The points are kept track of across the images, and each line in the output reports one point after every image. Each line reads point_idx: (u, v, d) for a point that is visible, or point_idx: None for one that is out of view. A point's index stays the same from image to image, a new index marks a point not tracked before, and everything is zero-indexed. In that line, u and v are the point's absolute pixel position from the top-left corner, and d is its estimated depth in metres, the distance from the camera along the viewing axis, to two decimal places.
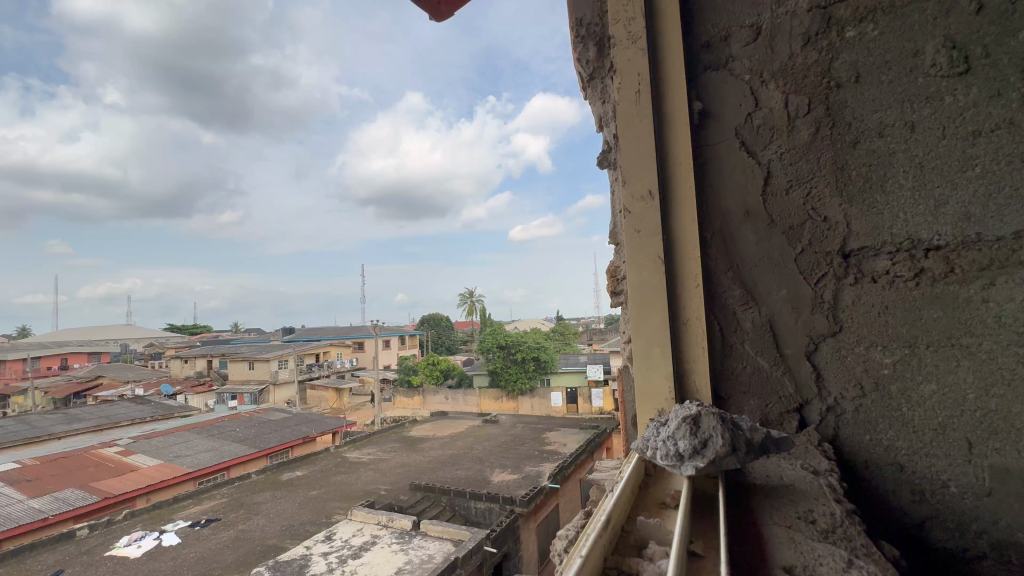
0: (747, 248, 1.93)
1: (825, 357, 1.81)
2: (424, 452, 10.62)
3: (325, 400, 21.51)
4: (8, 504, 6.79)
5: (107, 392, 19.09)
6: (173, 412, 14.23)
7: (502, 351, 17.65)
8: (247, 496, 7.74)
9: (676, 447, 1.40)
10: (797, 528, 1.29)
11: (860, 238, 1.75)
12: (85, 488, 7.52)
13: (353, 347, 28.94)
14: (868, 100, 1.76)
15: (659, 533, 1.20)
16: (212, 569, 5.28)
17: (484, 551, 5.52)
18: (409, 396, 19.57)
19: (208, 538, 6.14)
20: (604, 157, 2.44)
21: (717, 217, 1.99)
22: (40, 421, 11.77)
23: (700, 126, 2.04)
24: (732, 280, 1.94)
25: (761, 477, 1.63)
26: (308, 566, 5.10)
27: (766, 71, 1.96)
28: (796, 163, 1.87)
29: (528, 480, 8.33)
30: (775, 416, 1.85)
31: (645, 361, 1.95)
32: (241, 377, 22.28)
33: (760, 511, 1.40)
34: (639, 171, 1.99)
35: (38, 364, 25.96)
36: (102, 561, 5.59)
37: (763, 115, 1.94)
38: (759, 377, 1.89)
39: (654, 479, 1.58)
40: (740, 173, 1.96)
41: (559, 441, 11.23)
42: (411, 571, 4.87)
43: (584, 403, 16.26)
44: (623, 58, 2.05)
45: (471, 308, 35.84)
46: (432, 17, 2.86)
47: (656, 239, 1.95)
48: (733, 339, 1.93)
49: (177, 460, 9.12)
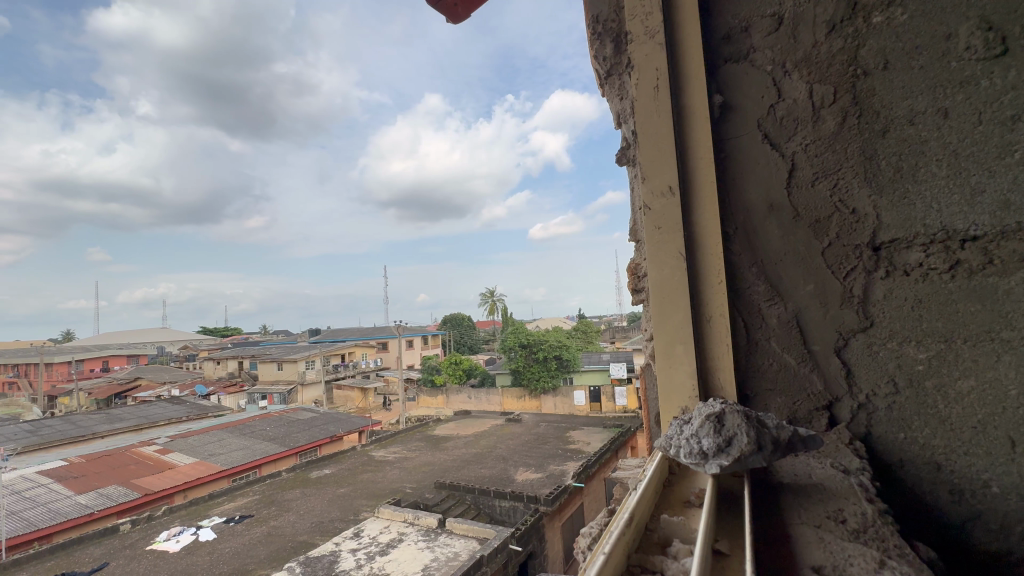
0: (771, 242, 1.89)
1: (855, 353, 1.76)
2: (447, 451, 10.69)
3: (351, 400, 21.91)
4: (57, 500, 7.14)
5: (146, 393, 19.92)
6: (207, 412, 14.73)
7: (524, 350, 17.59)
8: (278, 493, 7.97)
9: (699, 446, 1.38)
10: (825, 528, 1.27)
11: (890, 230, 1.70)
12: (127, 485, 7.87)
13: (377, 348, 29.41)
14: (896, 88, 1.71)
15: (682, 530, 1.20)
16: (246, 564, 5.44)
17: (510, 550, 5.54)
18: (432, 396, 19.76)
19: (242, 534, 6.35)
20: (623, 154, 2.43)
21: (741, 211, 1.95)
22: (85, 420, 12.36)
23: (720, 120, 2.02)
24: (756, 275, 1.91)
25: (788, 475, 1.60)
26: (337, 562, 5.22)
27: (788, 61, 1.92)
28: (821, 154, 1.82)
29: (552, 479, 8.32)
30: (804, 413, 1.82)
31: (668, 358, 1.93)
32: (270, 377, 22.93)
33: (787, 510, 1.38)
34: (659, 168, 1.97)
35: (82, 366, 27.26)
36: (144, 555, 5.83)
37: (787, 107, 1.91)
38: (786, 374, 1.85)
39: (679, 478, 1.57)
40: (763, 167, 1.93)
41: (582, 440, 11.15)
42: (437, 569, 4.93)
43: (608, 403, 16.07)
44: (640, 54, 2.03)
45: (493, 308, 35.89)
46: (449, 20, 2.88)
47: (677, 235, 1.93)
48: (758, 336, 1.90)
49: (211, 458, 9.44)
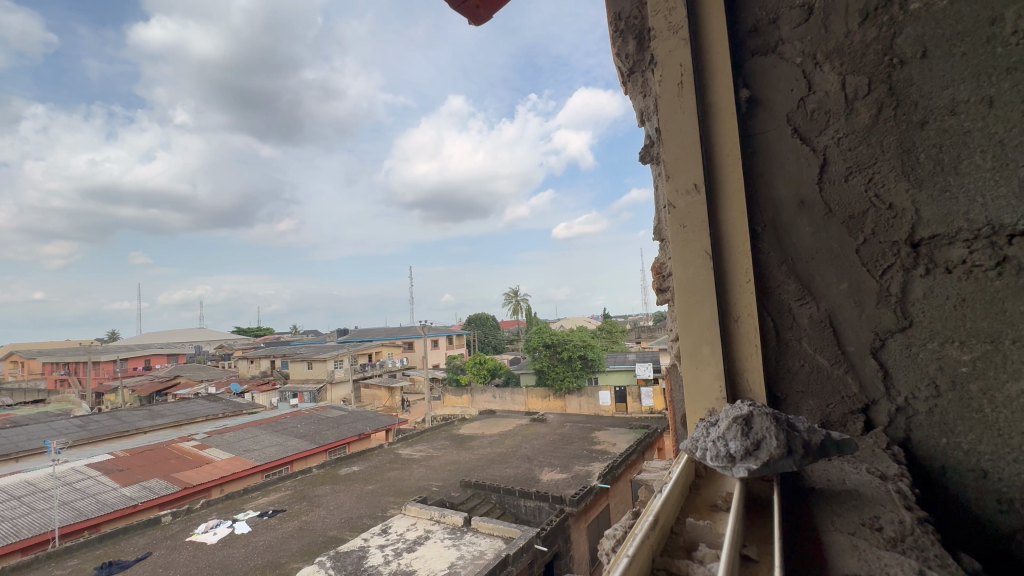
0: (802, 239, 1.84)
1: (892, 354, 1.69)
2: (472, 450, 10.75)
3: (378, 399, 22.28)
4: (104, 492, 7.52)
5: (185, 390, 20.76)
6: (242, 409, 15.24)
7: (548, 350, 17.51)
8: (308, 489, 8.18)
9: (727, 448, 1.35)
10: (861, 536, 1.23)
11: (930, 225, 1.62)
12: (168, 479, 8.22)
13: (403, 347, 29.87)
14: (936, 76, 1.63)
15: (709, 535, 1.17)
16: (279, 557, 5.60)
17: (535, 550, 5.53)
18: (457, 396, 19.93)
19: (275, 527, 6.55)
20: (646, 152, 2.40)
21: (770, 209, 1.90)
22: (129, 416, 12.97)
23: (747, 115, 1.97)
24: (786, 274, 1.85)
25: (821, 481, 1.56)
26: (365, 557, 5.32)
27: (819, 52, 1.86)
28: (855, 148, 1.76)
29: (577, 480, 8.27)
30: (838, 416, 1.76)
31: (694, 359, 1.89)
32: (301, 376, 23.56)
33: (820, 518, 1.34)
34: (683, 166, 1.94)
35: (126, 364, 28.58)
36: (184, 546, 6.08)
37: (818, 99, 1.85)
38: (819, 376, 1.79)
39: (706, 481, 1.54)
40: (793, 162, 1.88)
41: (608, 441, 11.04)
42: (463, 567, 4.98)
43: (633, 403, 15.85)
44: (664, 50, 2.01)
45: (518, 308, 35.89)
46: (471, 22, 2.89)
47: (702, 233, 1.90)
48: (788, 336, 1.84)
49: (246, 454, 9.76)
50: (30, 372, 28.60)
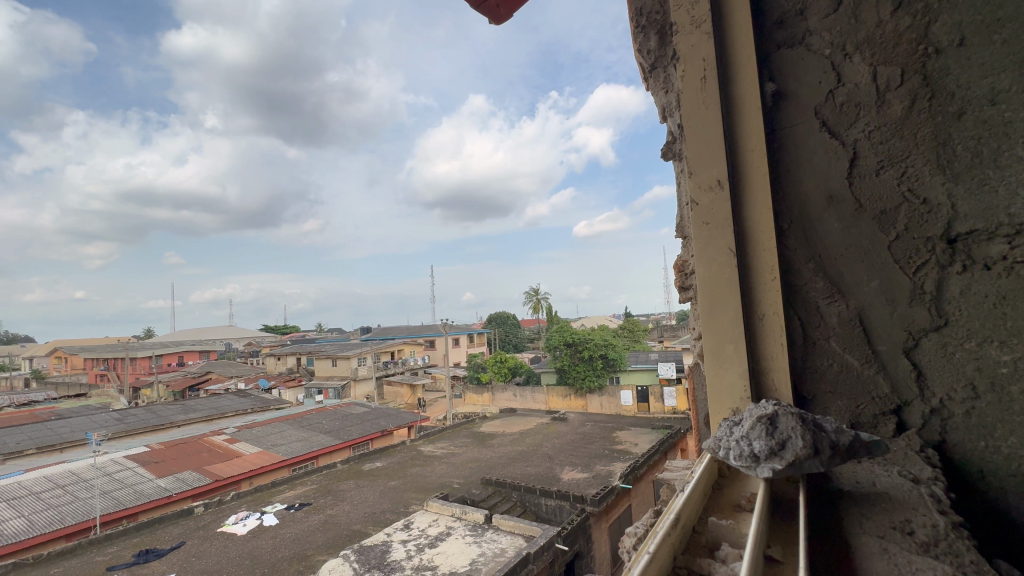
0: (831, 236, 1.79)
1: (927, 354, 1.64)
2: (493, 448, 10.82)
3: (401, 396, 22.61)
4: (141, 482, 7.86)
5: (216, 386, 21.46)
6: (270, 404, 15.66)
7: (569, 349, 17.44)
8: (333, 484, 8.38)
9: (751, 448, 1.33)
10: (891, 540, 1.20)
11: (968, 220, 1.56)
12: (200, 471, 8.53)
13: (425, 346, 30.21)
14: (974, 65, 1.57)
15: (732, 535, 1.16)
16: (305, 549, 5.75)
17: (556, 549, 5.53)
18: (478, 394, 20.06)
19: (302, 520, 6.74)
20: (668, 149, 2.38)
21: (797, 204, 1.86)
22: (164, 410, 13.47)
23: (773, 109, 1.93)
24: (814, 271, 1.81)
25: (850, 483, 1.52)
26: (388, 552, 5.42)
27: (849, 43, 1.80)
28: (887, 140, 1.71)
29: (598, 480, 8.23)
30: (868, 418, 1.71)
31: (717, 358, 1.87)
32: (326, 373, 24.04)
33: (849, 522, 1.31)
34: (706, 162, 1.91)
35: (161, 360, 29.72)
36: (216, 536, 6.30)
37: (848, 91, 1.80)
38: (848, 376, 1.75)
39: (729, 481, 1.53)
40: (821, 156, 1.83)
41: (630, 441, 10.94)
42: (484, 564, 5.03)
43: (656, 403, 15.67)
44: (686, 44, 1.98)
45: (539, 307, 35.81)
46: (492, 21, 2.90)
47: (726, 229, 1.86)
48: (816, 335, 1.80)
49: (274, 448, 10.04)
50: (73, 367, 30.04)
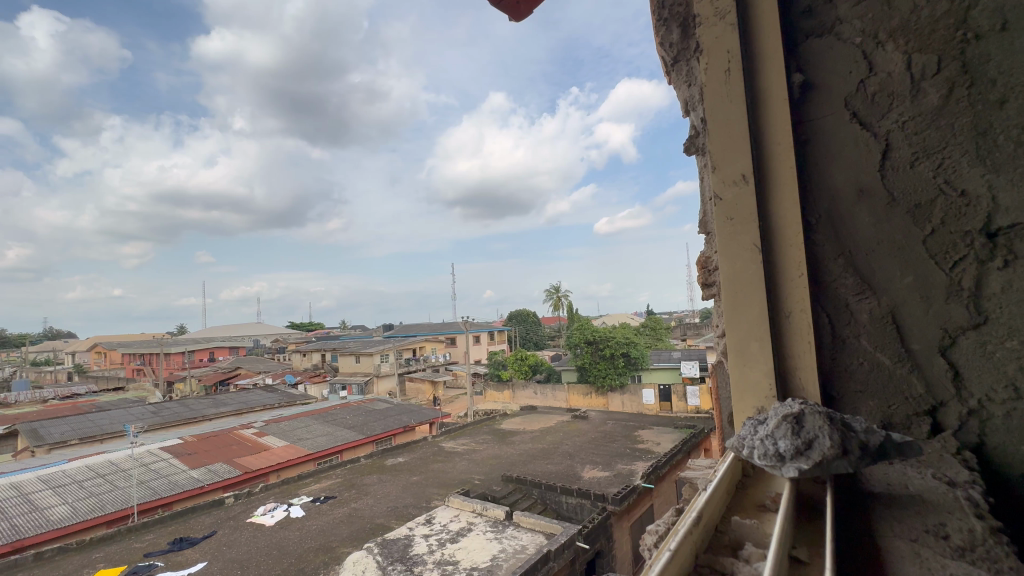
0: (861, 230, 1.74)
1: (964, 353, 1.57)
2: (513, 445, 10.85)
3: (422, 392, 22.88)
4: (176, 473, 8.18)
5: (245, 381, 22.14)
6: (296, 399, 16.05)
7: (590, 347, 17.32)
8: (357, 478, 8.55)
9: (776, 448, 1.31)
10: (924, 544, 1.16)
11: (1009, 213, 1.50)
12: (231, 463, 8.82)
13: (446, 343, 30.47)
14: (1017, 50, 1.51)
15: (756, 534, 1.14)
16: (330, 541, 5.89)
17: (577, 547, 5.52)
18: (499, 391, 20.13)
19: (327, 513, 6.90)
20: (691, 144, 2.34)
21: (826, 198, 1.81)
22: (196, 404, 13.96)
23: (801, 100, 1.87)
24: (843, 267, 1.76)
25: (881, 485, 1.48)
26: (410, 546, 5.50)
27: (882, 30, 1.74)
28: (922, 131, 1.65)
29: (620, 479, 8.16)
30: (901, 418, 1.65)
31: (742, 356, 1.83)
32: (349, 369, 24.45)
33: (878, 524, 1.27)
34: (730, 156, 1.87)
35: (193, 356, 30.79)
36: (245, 526, 6.51)
37: (880, 81, 1.73)
38: (879, 375, 1.69)
39: (754, 481, 1.50)
40: (852, 148, 1.77)
41: (652, 440, 10.81)
42: (505, 560, 5.06)
43: (679, 402, 15.44)
44: (710, 36, 1.94)
45: (559, 304, 35.60)
46: (512, 18, 2.90)
47: (750, 225, 1.82)
48: (845, 332, 1.75)
49: (300, 442, 10.31)
50: (112, 362, 31.42)
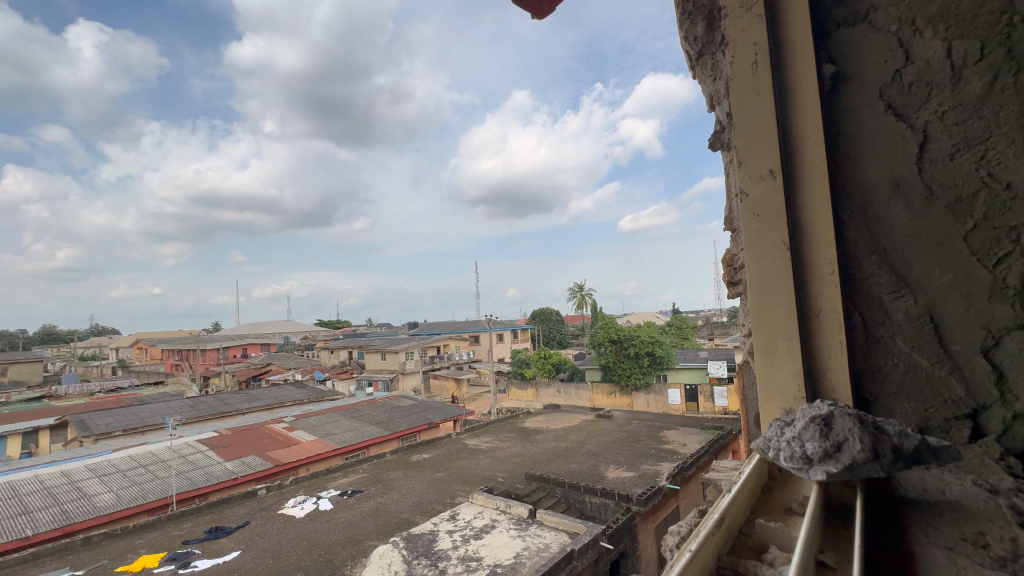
0: (897, 226, 1.67)
1: (1009, 354, 1.49)
2: (537, 444, 10.86)
3: (446, 390, 23.13)
4: (211, 465, 8.51)
5: (275, 376, 22.84)
6: (324, 395, 16.45)
7: (614, 346, 17.16)
8: (383, 473, 8.72)
9: (803, 449, 1.28)
10: (961, 552, 1.11)
11: None
12: (263, 456, 9.12)
13: (470, 341, 30.69)
14: None
15: (782, 538, 1.12)
16: (357, 534, 6.03)
17: (600, 547, 5.49)
18: (522, 389, 20.18)
19: (354, 506, 7.06)
20: (716, 139, 2.30)
21: (858, 193, 1.75)
22: (230, 398, 14.47)
23: (831, 93, 1.82)
24: (877, 265, 1.70)
25: (916, 492, 1.43)
26: (435, 541, 5.58)
27: (920, 17, 1.66)
28: (964, 121, 1.57)
29: (644, 480, 8.07)
30: (939, 422, 1.58)
31: (769, 356, 1.78)
32: (375, 366, 24.89)
33: (912, 531, 1.23)
34: (757, 151, 1.82)
35: (227, 352, 31.94)
36: (277, 517, 6.73)
37: (918, 70, 1.66)
38: (915, 377, 1.63)
39: (781, 484, 1.46)
40: (887, 141, 1.71)
41: (678, 441, 10.64)
42: (528, 558, 5.08)
43: (705, 402, 15.14)
44: (736, 28, 1.89)
45: (583, 303, 35.33)
46: (535, 16, 2.91)
47: (779, 221, 1.77)
48: (879, 332, 1.69)
49: (328, 437, 10.57)
50: (152, 358, 32.90)
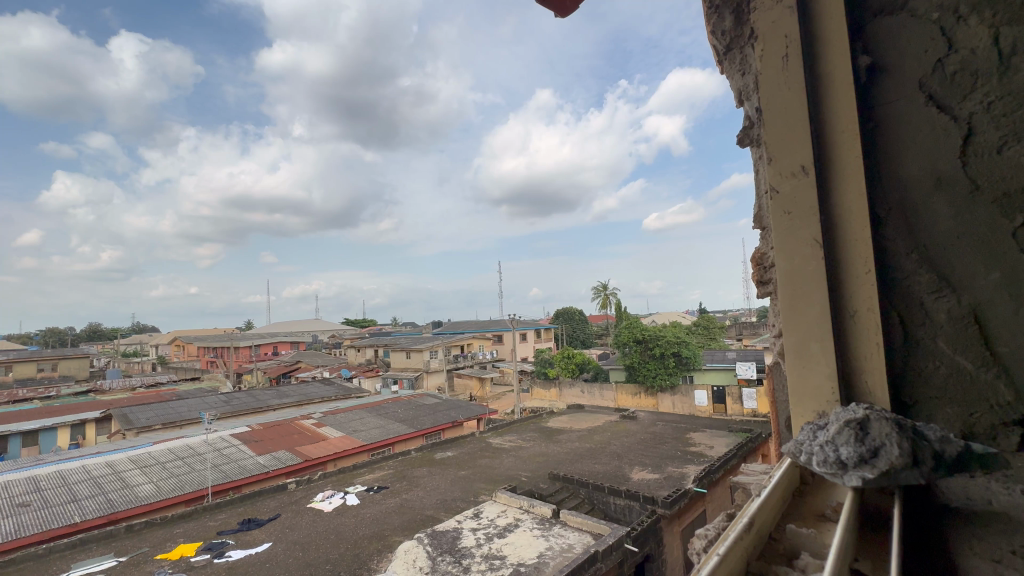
0: (939, 222, 1.60)
1: None
2: (560, 444, 10.83)
3: (470, 389, 23.27)
4: (244, 458, 8.82)
5: (305, 374, 23.44)
6: (351, 392, 16.78)
7: (639, 346, 16.93)
8: (408, 470, 8.85)
9: (837, 454, 1.24)
10: (1009, 566, 1.07)
11: None
12: (293, 451, 9.38)
13: (493, 340, 30.80)
14: None
15: (814, 543, 1.09)
16: (383, 530, 6.13)
17: (625, 550, 5.43)
18: (546, 389, 20.15)
19: (380, 502, 7.19)
20: (745, 135, 2.24)
21: (897, 189, 1.68)
22: (262, 394, 14.94)
23: (868, 85, 1.75)
24: (917, 263, 1.63)
25: (959, 501, 1.37)
26: (459, 538, 5.63)
27: (963, 4, 1.59)
28: (1012, 113, 1.50)
29: (670, 482, 7.94)
30: (984, 428, 1.50)
31: (801, 358, 1.73)
32: (400, 364, 25.24)
33: (956, 542, 1.18)
34: (788, 147, 1.77)
35: (259, 349, 32.97)
36: (306, 511, 6.92)
37: (961, 59, 1.59)
38: (958, 380, 1.55)
39: (813, 489, 1.42)
40: (928, 134, 1.64)
41: (705, 444, 10.42)
42: (551, 558, 5.07)
43: (734, 404, 14.79)
44: (766, 21, 1.85)
45: (607, 302, 34.99)
46: (558, 14, 2.90)
47: (812, 219, 1.72)
48: (919, 333, 1.62)
49: (355, 433, 10.80)
50: (189, 355, 34.19)
